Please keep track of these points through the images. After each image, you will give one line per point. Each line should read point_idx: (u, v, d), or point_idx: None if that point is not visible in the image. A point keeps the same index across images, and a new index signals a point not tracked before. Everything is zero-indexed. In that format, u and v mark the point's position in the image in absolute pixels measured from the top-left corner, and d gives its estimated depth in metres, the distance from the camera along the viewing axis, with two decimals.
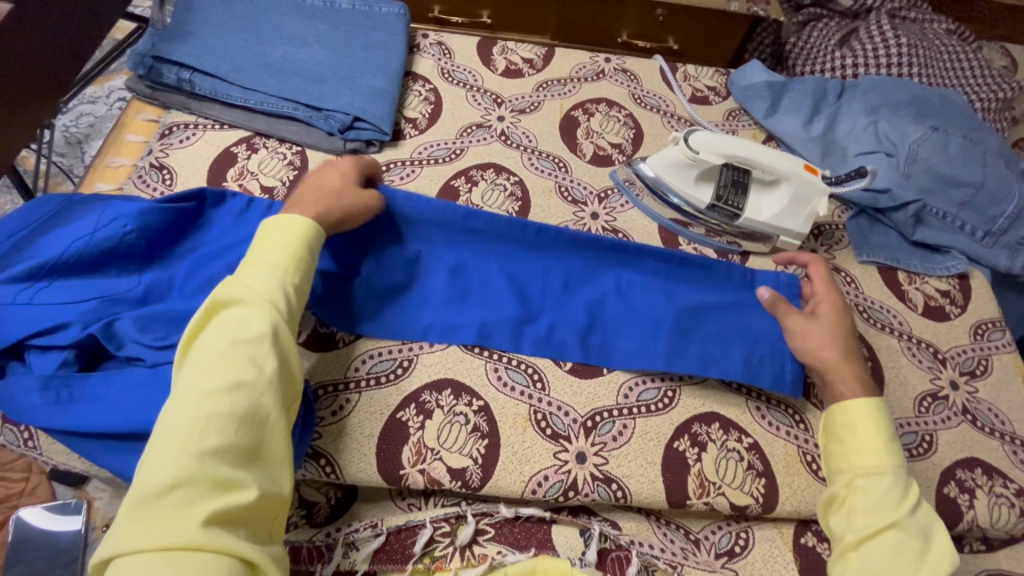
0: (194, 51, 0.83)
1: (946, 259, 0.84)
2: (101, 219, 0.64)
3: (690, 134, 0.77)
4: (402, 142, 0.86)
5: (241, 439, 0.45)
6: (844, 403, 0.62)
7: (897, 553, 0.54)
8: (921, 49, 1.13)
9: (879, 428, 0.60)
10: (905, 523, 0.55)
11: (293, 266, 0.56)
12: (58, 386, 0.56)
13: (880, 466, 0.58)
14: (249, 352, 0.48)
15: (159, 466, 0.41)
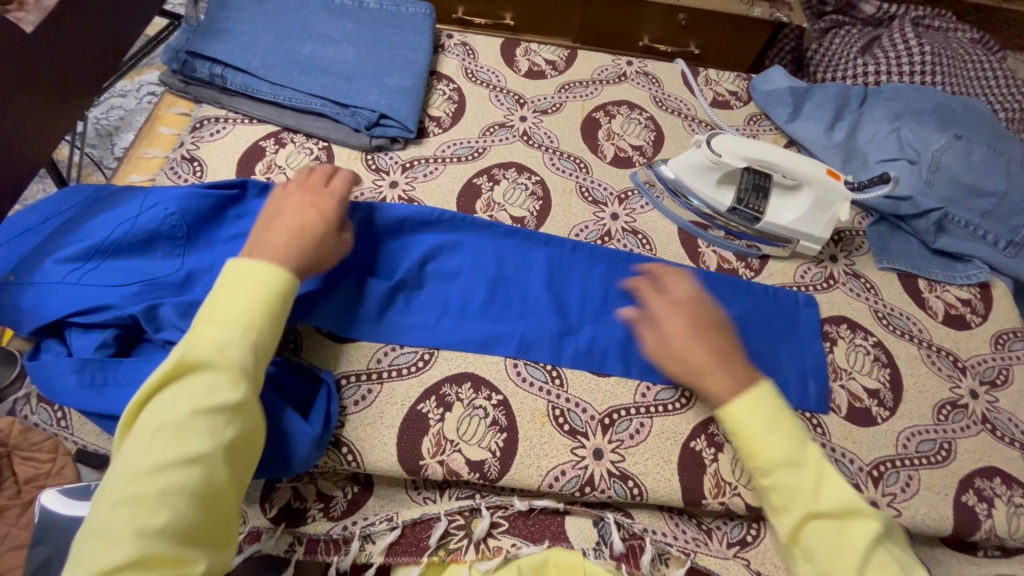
0: (226, 47, 0.85)
1: (967, 268, 0.83)
2: (144, 204, 0.67)
3: (713, 138, 0.77)
4: (426, 140, 0.87)
5: (189, 518, 0.43)
6: (729, 408, 0.55)
7: (847, 540, 0.48)
8: (944, 58, 1.13)
9: (762, 415, 0.54)
10: (823, 509, 0.49)
11: (258, 323, 0.51)
12: (92, 370, 0.58)
13: (783, 459, 0.51)
14: (205, 425, 0.46)
15: (96, 552, 0.40)
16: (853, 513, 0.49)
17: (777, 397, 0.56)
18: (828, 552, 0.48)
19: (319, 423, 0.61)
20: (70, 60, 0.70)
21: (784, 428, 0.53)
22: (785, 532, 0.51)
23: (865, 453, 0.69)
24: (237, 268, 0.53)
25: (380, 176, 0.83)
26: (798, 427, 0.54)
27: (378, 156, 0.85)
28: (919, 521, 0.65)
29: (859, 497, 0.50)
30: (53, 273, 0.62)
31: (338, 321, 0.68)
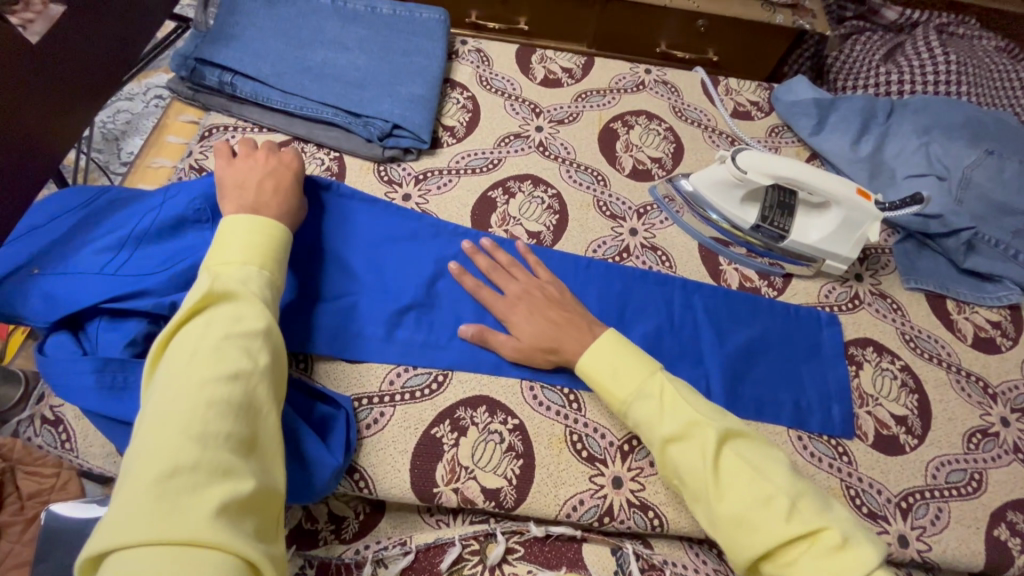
0: (235, 53, 0.83)
1: (998, 289, 0.81)
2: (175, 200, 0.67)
3: (739, 153, 0.74)
4: (440, 151, 0.85)
5: (239, 428, 0.44)
6: (582, 363, 0.62)
7: (696, 453, 0.54)
8: (971, 68, 1.10)
9: (616, 360, 0.61)
10: (668, 433, 0.55)
11: (272, 261, 0.57)
12: (114, 371, 0.56)
13: (630, 393, 0.59)
14: (240, 347, 0.48)
15: (151, 460, 0.40)
16: (694, 429, 0.55)
17: (629, 343, 0.63)
18: (688, 465, 0.54)
19: (341, 450, 0.59)
20: (77, 68, 0.68)
21: (644, 368, 0.60)
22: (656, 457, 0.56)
23: (893, 483, 0.66)
24: (237, 222, 0.58)
25: (392, 188, 0.81)
26: (639, 359, 0.61)
27: (391, 167, 0.82)
28: (949, 556, 0.63)
29: (695, 418, 0.55)
30: (93, 264, 0.62)
31: (337, 334, 0.67)
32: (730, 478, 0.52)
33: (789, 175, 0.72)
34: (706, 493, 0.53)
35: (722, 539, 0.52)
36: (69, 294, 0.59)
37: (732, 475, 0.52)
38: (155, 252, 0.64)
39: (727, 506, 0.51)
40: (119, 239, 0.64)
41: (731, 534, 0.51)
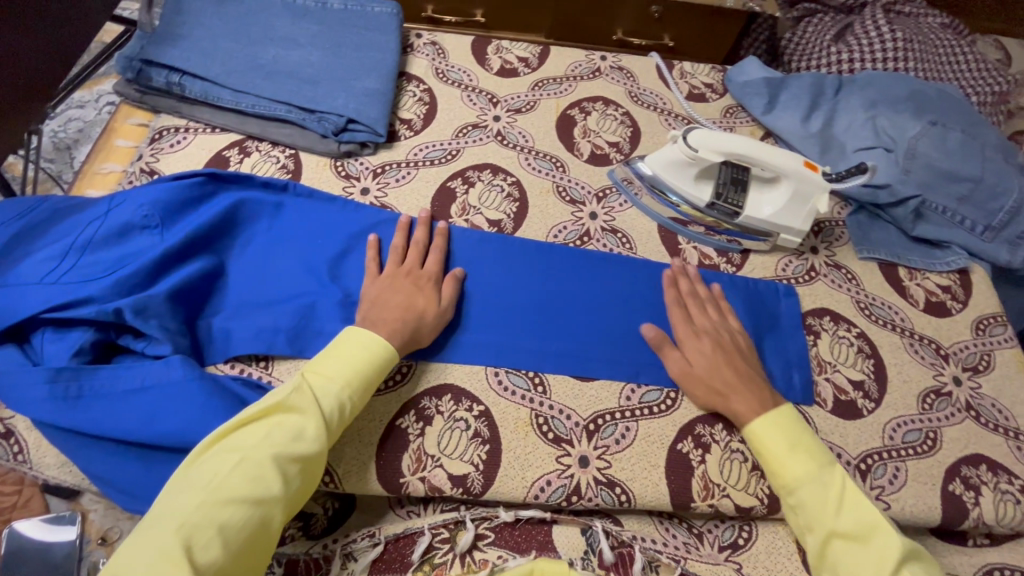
0: (183, 53, 0.81)
1: (946, 254, 0.83)
2: (116, 206, 0.66)
3: (689, 132, 0.75)
4: (397, 144, 0.85)
5: (233, 559, 0.46)
6: (749, 429, 0.62)
7: (870, 558, 0.54)
8: (917, 44, 1.13)
9: (788, 435, 0.61)
10: (843, 528, 0.55)
11: (357, 385, 0.58)
12: (66, 381, 0.54)
13: (800, 478, 0.58)
14: (281, 469, 0.50)
15: (151, 562, 0.43)
16: (874, 529, 0.55)
17: (803, 426, 0.62)
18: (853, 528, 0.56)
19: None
20: (13, 73, 0.67)
21: (805, 447, 0.60)
22: (815, 550, 0.57)
23: (853, 446, 0.68)
24: (353, 337, 0.61)
25: (350, 183, 0.80)
26: (817, 446, 0.61)
27: (347, 162, 0.82)
28: (907, 513, 0.65)
29: (877, 515, 0.55)
30: (34, 275, 0.60)
31: (298, 331, 0.67)
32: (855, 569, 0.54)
33: (739, 151, 0.73)
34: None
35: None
36: (11, 306, 0.58)
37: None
38: (101, 257, 0.62)
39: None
40: (62, 248, 0.62)
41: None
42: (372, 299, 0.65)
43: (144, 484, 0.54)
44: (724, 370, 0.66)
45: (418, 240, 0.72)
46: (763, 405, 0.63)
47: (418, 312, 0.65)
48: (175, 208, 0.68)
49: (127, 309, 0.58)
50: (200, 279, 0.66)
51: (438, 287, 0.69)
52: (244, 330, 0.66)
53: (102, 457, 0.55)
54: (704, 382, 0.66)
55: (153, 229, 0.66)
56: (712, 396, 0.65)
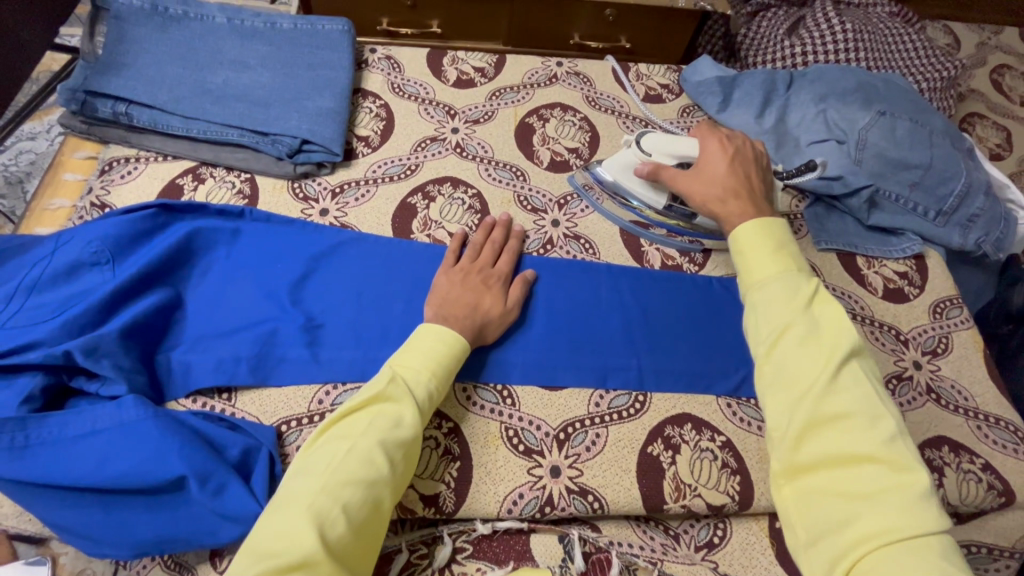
0: (128, 82, 0.80)
1: (901, 241, 0.85)
2: (62, 245, 0.65)
3: (642, 137, 0.78)
4: (355, 162, 0.84)
5: (354, 536, 0.49)
6: (736, 231, 0.62)
7: (818, 353, 0.51)
8: (866, 34, 1.15)
9: (772, 240, 0.59)
10: (806, 322, 0.53)
11: (441, 375, 0.60)
12: (13, 431, 0.54)
13: (776, 276, 0.56)
14: (386, 453, 0.53)
15: (285, 537, 0.45)
16: (835, 328, 0.52)
17: (784, 236, 0.61)
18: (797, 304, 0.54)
19: (263, 491, 0.56)
20: None
21: (789, 255, 0.58)
22: (764, 346, 0.53)
23: None
24: (430, 331, 0.62)
25: (308, 205, 0.79)
26: (800, 258, 0.59)
27: (305, 183, 0.81)
28: None
29: (845, 317, 0.53)
30: None
31: (260, 360, 0.66)
32: (791, 363, 0.51)
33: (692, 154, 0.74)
34: (799, 380, 0.51)
35: (770, 415, 0.51)
36: None
37: (847, 383, 0.50)
38: (51, 299, 0.62)
39: (827, 406, 0.49)
40: (9, 291, 0.62)
41: (778, 405, 0.51)
42: (441, 294, 0.68)
43: (102, 531, 0.53)
44: (735, 182, 0.67)
45: (494, 240, 0.75)
46: (754, 213, 0.63)
47: (483, 310, 0.67)
48: (127, 241, 0.67)
49: (77, 352, 0.57)
50: (156, 313, 0.65)
51: (505, 288, 0.71)
52: (204, 362, 0.65)
53: (56, 506, 0.53)
54: (706, 193, 0.68)
55: (103, 266, 0.65)
56: (715, 202, 0.67)
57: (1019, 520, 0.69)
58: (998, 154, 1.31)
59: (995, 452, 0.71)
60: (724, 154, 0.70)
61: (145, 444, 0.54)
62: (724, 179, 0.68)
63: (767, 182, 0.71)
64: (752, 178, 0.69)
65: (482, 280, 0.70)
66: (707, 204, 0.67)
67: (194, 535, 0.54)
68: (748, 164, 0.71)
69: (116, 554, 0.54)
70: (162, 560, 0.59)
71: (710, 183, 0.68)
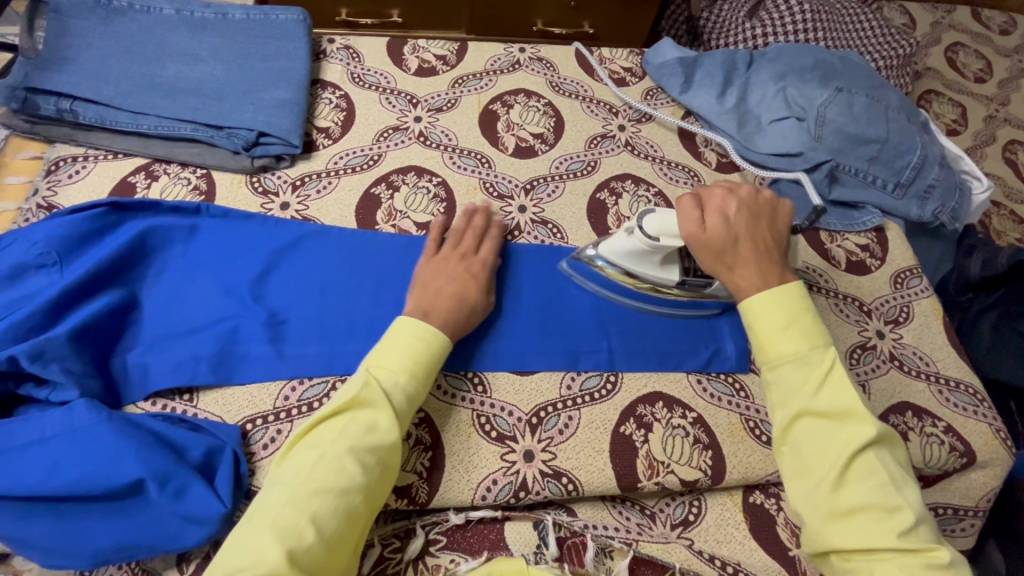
0: (71, 78, 0.76)
1: (862, 215, 0.87)
2: (6, 248, 0.63)
3: (642, 218, 0.66)
4: (315, 154, 0.82)
5: (325, 548, 0.48)
6: (746, 301, 0.61)
7: (831, 435, 0.54)
8: (824, 14, 1.17)
9: (786, 312, 0.59)
10: (819, 407, 0.54)
11: (418, 375, 0.58)
12: None
13: (789, 356, 0.57)
14: (359, 459, 0.52)
15: (253, 550, 0.45)
16: (849, 415, 0.54)
17: (802, 301, 0.60)
18: (796, 389, 0.56)
19: (228, 492, 0.55)
20: None
21: (802, 328, 0.59)
22: (779, 426, 0.56)
23: None
24: (408, 329, 0.61)
25: (268, 199, 0.77)
26: (815, 328, 0.59)
27: (264, 177, 0.79)
28: None
29: (855, 401, 0.54)
30: None
31: (222, 359, 0.64)
32: (805, 449, 0.54)
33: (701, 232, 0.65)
34: (815, 464, 0.53)
35: (791, 498, 0.55)
36: None
37: (862, 470, 0.52)
38: None
39: (844, 494, 0.51)
40: None
41: (798, 490, 0.54)
42: (422, 285, 0.66)
43: (56, 542, 0.51)
44: (743, 241, 0.64)
45: (475, 228, 0.74)
46: (767, 280, 0.62)
47: (468, 301, 0.66)
48: (75, 242, 0.65)
49: (22, 356, 0.55)
50: (108, 314, 0.63)
51: (489, 277, 0.70)
52: (161, 362, 0.63)
53: (6, 519, 0.51)
54: (711, 247, 0.64)
55: (49, 268, 0.63)
56: (719, 265, 0.64)
57: (981, 479, 0.71)
58: (954, 130, 1.34)
59: (957, 415, 0.73)
60: (732, 208, 0.65)
61: (99, 448, 0.52)
62: (736, 234, 0.64)
63: (781, 239, 0.67)
64: (760, 237, 0.65)
65: (465, 268, 0.69)
66: (711, 265, 0.65)
67: (156, 541, 0.52)
68: (758, 222, 0.66)
69: (74, 565, 0.51)
70: (129, 568, 0.57)
71: (718, 232, 0.64)
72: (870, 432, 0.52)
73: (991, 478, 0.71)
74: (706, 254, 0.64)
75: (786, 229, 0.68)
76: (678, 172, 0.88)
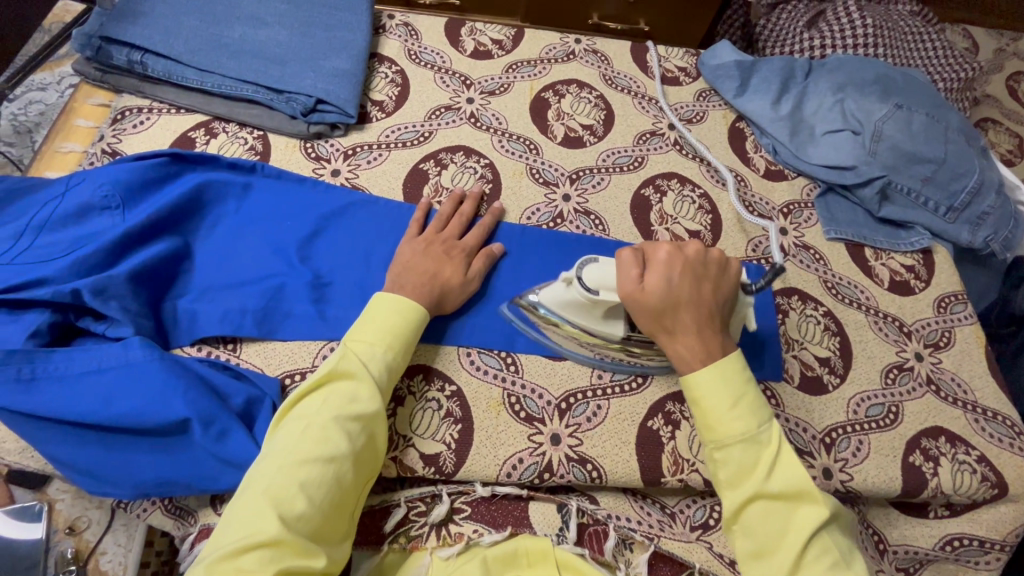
0: (145, 31, 0.79)
1: (910, 235, 0.85)
2: (73, 187, 0.65)
3: (583, 269, 0.61)
4: (368, 126, 0.83)
5: (318, 513, 0.49)
6: (689, 375, 0.58)
7: (785, 517, 0.52)
8: (886, 30, 1.14)
9: (730, 388, 0.56)
10: (772, 490, 0.53)
11: (398, 346, 0.60)
12: (18, 363, 0.54)
13: (738, 435, 0.54)
14: (343, 428, 0.53)
15: (246, 522, 0.46)
16: (801, 495, 0.52)
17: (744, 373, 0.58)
18: (742, 472, 0.54)
19: None
20: None
21: (749, 401, 0.56)
22: (730, 508, 0.54)
23: (818, 421, 0.70)
24: (386, 302, 0.62)
25: (320, 164, 0.79)
26: (760, 399, 0.57)
27: (317, 143, 0.81)
28: (869, 483, 0.67)
29: (806, 477, 0.53)
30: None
31: (267, 314, 0.66)
32: (759, 533, 0.53)
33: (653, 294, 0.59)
34: (769, 548, 0.52)
35: None
36: None
37: (817, 551, 0.51)
38: (57, 239, 0.62)
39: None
40: (20, 228, 0.62)
41: (755, 573, 0.52)
42: (402, 262, 0.67)
43: (103, 468, 0.54)
44: (683, 304, 0.60)
45: (462, 212, 0.75)
46: (710, 351, 0.59)
47: (443, 279, 0.66)
48: (137, 187, 0.67)
49: (86, 291, 0.58)
50: (164, 260, 0.65)
51: (468, 260, 0.70)
52: (209, 311, 0.65)
53: (60, 441, 0.54)
54: (649, 308, 0.59)
55: (114, 211, 0.65)
56: (659, 329, 0.60)
57: (1010, 513, 0.70)
58: (1011, 160, 1.30)
59: (991, 445, 0.71)
60: (671, 269, 0.60)
61: (151, 385, 0.55)
62: (676, 296, 0.59)
63: (726, 302, 0.62)
64: (703, 299, 0.61)
65: None
66: (651, 329, 0.61)
67: (194, 479, 0.54)
68: (701, 281, 0.61)
69: (117, 494, 0.55)
70: (161, 504, 0.61)
71: (658, 294, 0.59)
72: (824, 513, 0.51)
73: (1021, 513, 0.69)
74: (643, 317, 0.60)
75: (734, 289, 0.63)
76: (726, 175, 0.87)
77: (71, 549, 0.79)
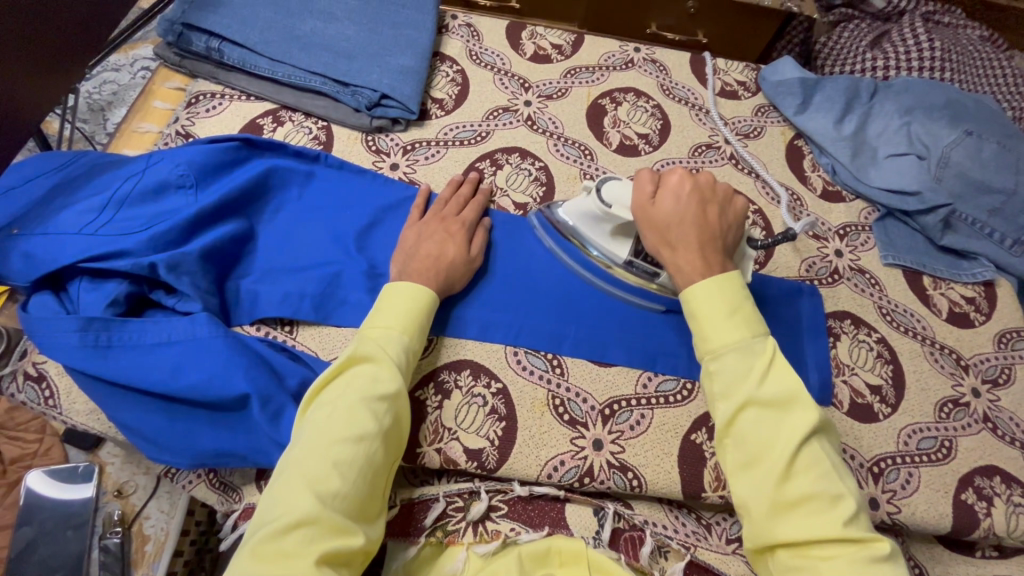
0: (224, 20, 0.82)
1: (973, 266, 0.83)
2: (151, 165, 0.68)
3: (605, 183, 0.66)
4: (428, 122, 0.85)
5: (354, 490, 0.49)
6: (687, 290, 0.59)
7: (779, 425, 0.51)
8: (955, 54, 1.11)
9: (726, 301, 0.57)
10: (763, 397, 0.51)
11: (413, 329, 0.60)
12: (96, 330, 0.57)
13: (730, 344, 0.54)
14: (370, 408, 0.53)
15: (283, 503, 0.47)
16: (792, 402, 0.51)
17: (744, 291, 0.58)
18: (734, 377, 0.53)
19: None
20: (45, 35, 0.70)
21: (743, 315, 0.56)
22: (723, 417, 0.53)
23: (867, 449, 0.69)
24: (397, 289, 0.62)
25: (380, 158, 0.81)
26: (754, 314, 0.57)
27: (378, 137, 0.83)
28: (918, 517, 0.65)
29: (799, 386, 0.52)
30: (80, 221, 0.63)
31: (324, 299, 0.68)
32: (752, 440, 0.51)
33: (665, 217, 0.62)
34: (760, 456, 0.51)
35: (736, 490, 0.51)
36: (51, 253, 0.60)
37: (809, 457, 0.50)
38: (135, 214, 0.65)
39: (791, 485, 0.49)
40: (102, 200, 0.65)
41: (744, 482, 0.51)
42: (409, 247, 0.68)
43: (166, 436, 0.57)
44: (689, 222, 0.61)
45: (460, 195, 0.75)
46: (708, 266, 0.59)
47: (447, 261, 0.67)
48: (210, 169, 0.70)
49: (162, 265, 0.60)
50: (232, 241, 0.67)
51: (470, 239, 0.71)
52: (270, 294, 0.67)
53: (129, 406, 0.57)
54: (654, 223, 0.62)
55: (188, 190, 0.68)
56: (661, 245, 0.62)
57: None
58: None
59: None
60: (682, 192, 0.62)
61: (217, 360, 0.57)
62: (683, 216, 0.61)
63: (731, 230, 0.63)
64: (708, 222, 0.62)
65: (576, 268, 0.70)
66: (655, 245, 0.63)
67: (251, 453, 0.56)
68: (708, 205, 0.63)
69: (177, 462, 0.57)
70: (206, 477, 0.63)
71: (665, 210, 0.61)
72: (814, 419, 0.50)
73: None
74: (649, 229, 0.62)
75: (740, 220, 0.65)
76: (781, 193, 0.86)
77: (117, 512, 0.83)
